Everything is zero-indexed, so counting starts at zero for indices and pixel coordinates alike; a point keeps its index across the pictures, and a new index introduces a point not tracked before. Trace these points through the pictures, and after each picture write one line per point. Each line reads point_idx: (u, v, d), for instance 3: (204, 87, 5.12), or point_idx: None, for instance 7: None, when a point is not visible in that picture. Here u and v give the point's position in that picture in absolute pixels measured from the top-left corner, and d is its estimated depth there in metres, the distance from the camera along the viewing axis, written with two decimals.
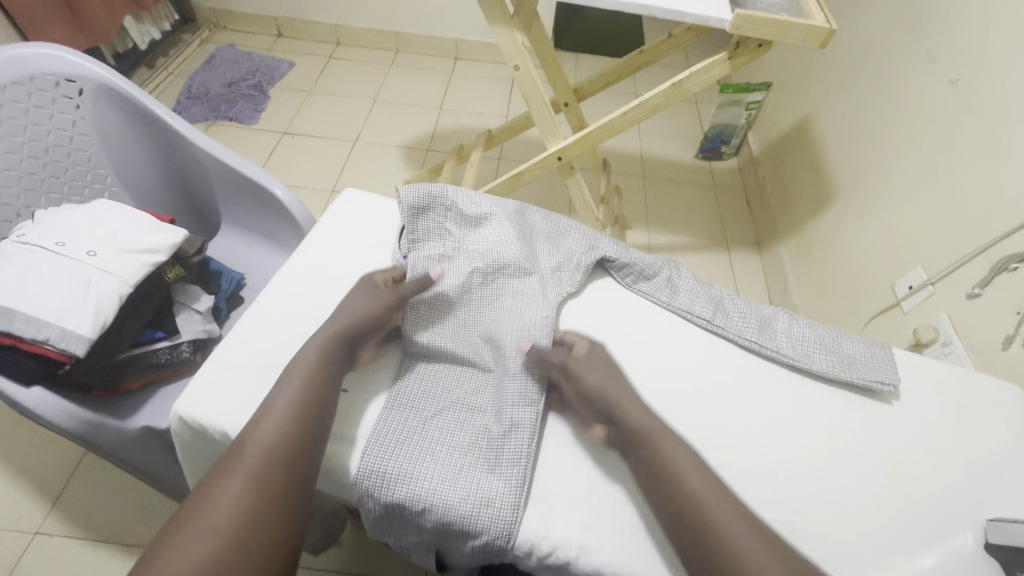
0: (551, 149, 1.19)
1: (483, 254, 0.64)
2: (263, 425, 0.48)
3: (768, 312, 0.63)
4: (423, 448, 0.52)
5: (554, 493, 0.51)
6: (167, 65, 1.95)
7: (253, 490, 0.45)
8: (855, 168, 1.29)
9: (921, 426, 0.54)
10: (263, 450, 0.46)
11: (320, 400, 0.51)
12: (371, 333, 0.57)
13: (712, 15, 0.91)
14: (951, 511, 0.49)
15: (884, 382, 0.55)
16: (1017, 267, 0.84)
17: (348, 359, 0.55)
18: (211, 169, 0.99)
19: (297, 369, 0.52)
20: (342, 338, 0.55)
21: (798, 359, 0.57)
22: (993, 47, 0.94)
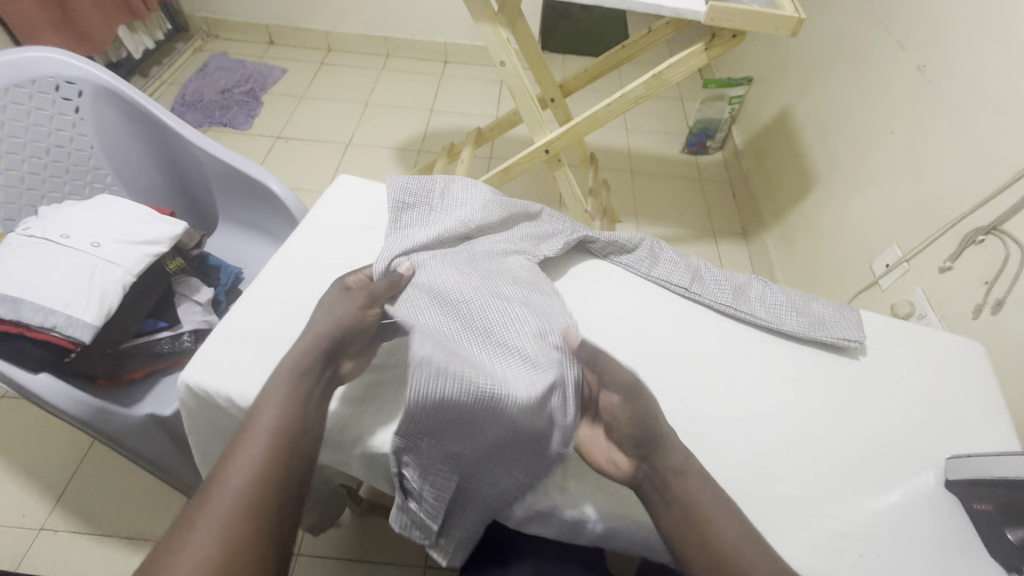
0: (538, 142, 1.23)
1: (452, 233, 0.64)
2: (249, 447, 0.45)
3: (744, 279, 0.66)
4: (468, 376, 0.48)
5: None
6: (161, 73, 1.98)
7: (230, 531, 0.40)
8: (833, 154, 1.33)
9: (887, 378, 0.58)
10: (243, 480, 0.43)
11: (303, 419, 0.49)
12: (356, 341, 0.56)
13: (686, 8, 0.95)
14: (914, 451, 0.52)
15: (851, 340, 0.59)
16: (983, 240, 0.88)
17: (325, 376, 0.53)
18: (208, 167, 1.02)
19: (273, 392, 0.49)
20: (318, 350, 0.53)
21: (771, 321, 0.61)
22: (956, 34, 0.99)
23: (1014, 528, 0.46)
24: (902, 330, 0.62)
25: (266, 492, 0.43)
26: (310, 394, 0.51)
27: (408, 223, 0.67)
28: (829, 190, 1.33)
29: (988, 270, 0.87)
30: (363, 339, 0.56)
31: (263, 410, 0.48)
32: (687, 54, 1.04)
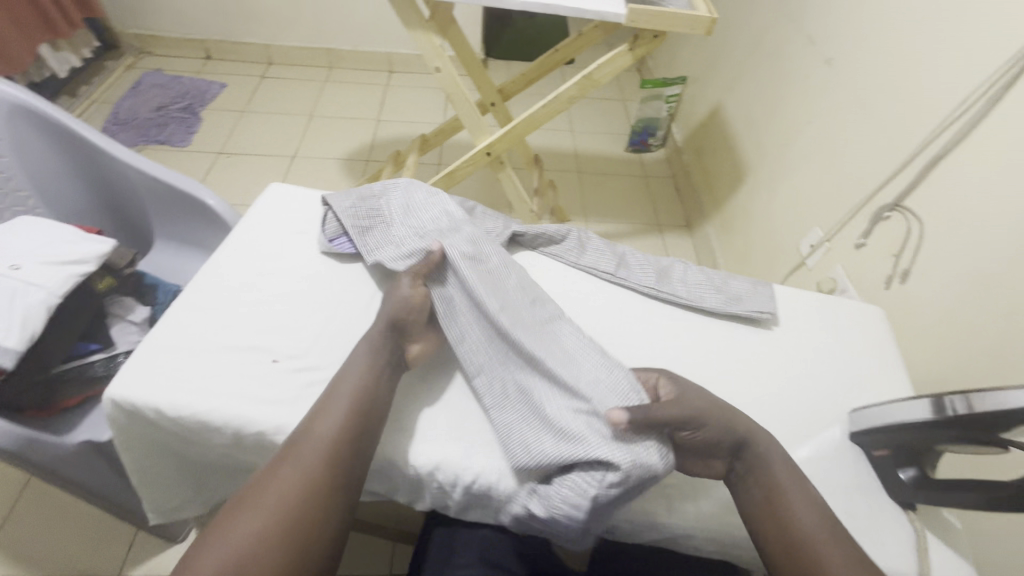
0: (479, 146, 1.25)
1: (469, 248, 0.62)
2: (331, 409, 0.50)
3: (666, 263, 0.71)
4: (519, 413, 0.55)
5: (475, 433, 0.56)
6: (90, 92, 1.91)
7: (308, 484, 0.46)
8: (760, 146, 1.41)
9: (793, 344, 0.64)
10: (324, 439, 0.48)
11: (379, 390, 0.53)
12: (417, 323, 0.59)
13: (608, 10, 0.98)
14: (822, 411, 0.59)
15: (764, 312, 0.65)
16: (889, 216, 0.95)
17: (397, 358, 0.56)
18: (139, 183, 0.99)
19: (353, 368, 0.53)
20: (386, 337, 0.56)
21: (691, 299, 0.66)
22: (855, 30, 1.07)
23: (905, 468, 0.52)
24: (808, 303, 0.69)
25: (339, 450, 0.48)
26: (383, 373, 0.54)
27: (354, 224, 0.67)
28: (758, 179, 1.41)
29: (894, 243, 0.94)
30: (422, 319, 0.59)
31: (345, 382, 0.52)
32: (614, 55, 1.08)
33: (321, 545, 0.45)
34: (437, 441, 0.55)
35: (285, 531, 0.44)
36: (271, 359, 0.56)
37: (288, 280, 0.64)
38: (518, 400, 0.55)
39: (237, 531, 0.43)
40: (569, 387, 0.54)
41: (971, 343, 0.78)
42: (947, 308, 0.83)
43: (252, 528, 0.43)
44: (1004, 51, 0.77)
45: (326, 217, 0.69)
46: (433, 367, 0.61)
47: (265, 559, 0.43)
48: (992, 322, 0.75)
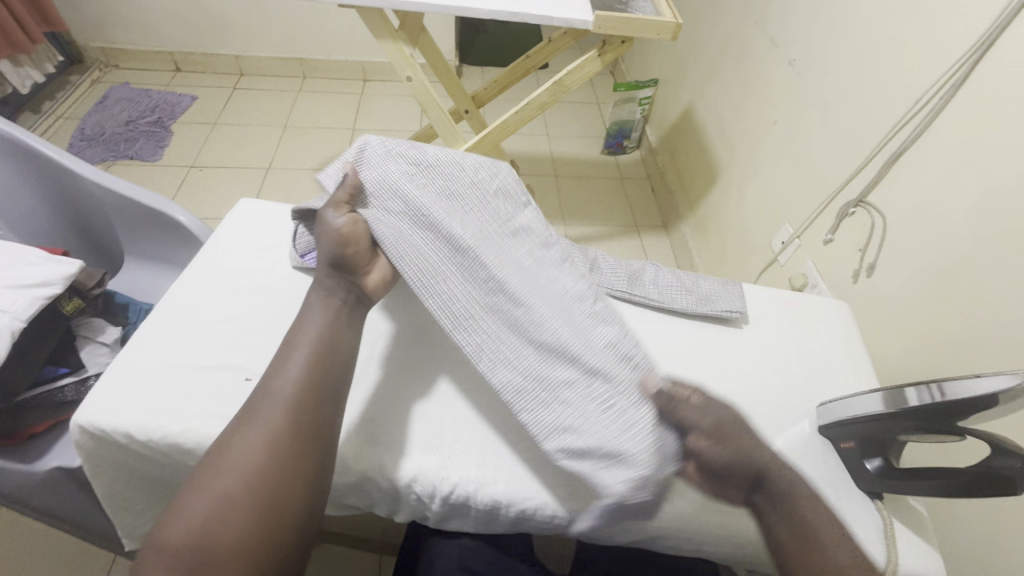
0: (454, 154, 1.25)
1: (414, 174, 0.63)
2: (291, 361, 0.52)
3: (638, 265, 0.72)
4: (503, 335, 0.57)
5: (453, 443, 0.56)
6: (55, 109, 1.86)
7: (278, 434, 0.47)
8: (730, 146, 1.44)
9: (763, 342, 0.66)
10: (286, 389, 0.49)
11: (338, 336, 0.55)
12: (359, 253, 0.59)
13: (575, 18, 1.00)
14: (792, 408, 0.60)
15: (733, 311, 0.67)
16: (854, 212, 0.98)
17: (353, 297, 0.58)
18: (105, 202, 0.97)
19: (310, 322, 0.55)
20: (334, 280, 0.58)
21: (663, 301, 0.67)
22: (815, 32, 1.11)
23: (871, 458, 0.53)
24: (775, 300, 0.71)
25: (305, 399, 0.49)
26: (343, 316, 0.56)
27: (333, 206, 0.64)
28: (730, 178, 1.44)
29: (860, 238, 0.97)
30: (363, 247, 0.60)
31: (303, 332, 0.54)
32: (582, 61, 1.10)
33: (294, 494, 0.46)
34: (414, 454, 0.54)
35: (256, 483, 0.44)
36: (243, 377, 0.55)
37: (259, 296, 0.63)
38: (500, 322, 0.57)
39: (209, 489, 0.44)
40: (549, 315, 0.58)
41: (936, 333, 0.80)
42: (911, 300, 0.85)
43: (223, 489, 0.44)
44: (955, 50, 0.80)
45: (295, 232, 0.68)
46: (409, 377, 0.60)
47: (238, 517, 0.43)
48: (953, 313, 0.78)
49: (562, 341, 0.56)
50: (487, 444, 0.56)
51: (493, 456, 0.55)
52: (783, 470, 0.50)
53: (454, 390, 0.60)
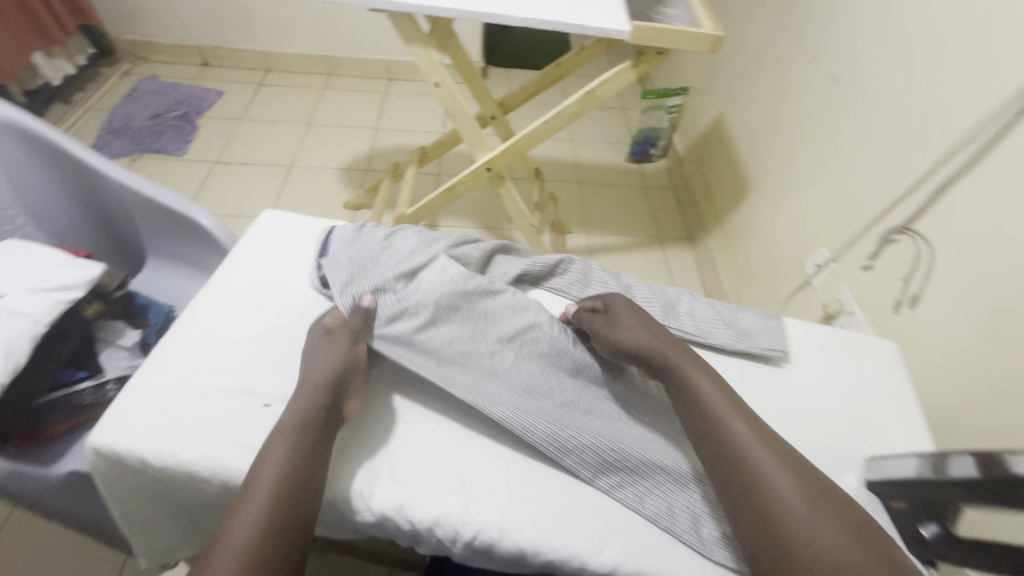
0: (479, 160, 1.23)
1: (404, 272, 0.64)
2: (263, 473, 0.47)
3: (674, 296, 0.72)
4: (553, 420, 0.57)
5: (475, 482, 0.54)
6: (85, 100, 1.88)
7: (262, 532, 0.44)
8: (763, 160, 1.40)
9: (808, 383, 0.64)
10: (265, 490, 0.46)
11: (314, 438, 0.50)
12: (350, 379, 0.56)
13: (611, 27, 0.96)
14: (837, 459, 0.58)
15: (774, 350, 0.65)
16: (899, 238, 0.93)
17: (333, 410, 0.53)
18: (129, 201, 0.96)
19: (276, 439, 0.49)
20: (320, 401, 0.52)
21: (701, 334, 0.66)
22: (862, 49, 1.06)
23: (926, 525, 0.50)
24: (819, 337, 0.69)
25: (289, 492, 0.46)
26: (318, 420, 0.51)
27: (352, 285, 0.62)
28: (760, 194, 1.40)
29: (904, 267, 0.92)
30: (358, 380, 0.57)
31: (270, 452, 0.48)
32: (617, 71, 1.06)
33: None
34: (431, 493, 0.52)
35: None
36: (262, 403, 0.54)
37: (278, 314, 0.62)
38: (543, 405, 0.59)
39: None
40: (592, 397, 0.62)
41: (987, 375, 0.76)
42: (960, 337, 0.81)
43: None
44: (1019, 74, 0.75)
45: (321, 257, 0.66)
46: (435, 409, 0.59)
47: None
48: (1007, 354, 0.74)
49: (614, 422, 0.60)
50: (513, 485, 0.54)
51: (523, 494, 0.54)
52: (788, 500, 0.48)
53: (484, 424, 0.58)
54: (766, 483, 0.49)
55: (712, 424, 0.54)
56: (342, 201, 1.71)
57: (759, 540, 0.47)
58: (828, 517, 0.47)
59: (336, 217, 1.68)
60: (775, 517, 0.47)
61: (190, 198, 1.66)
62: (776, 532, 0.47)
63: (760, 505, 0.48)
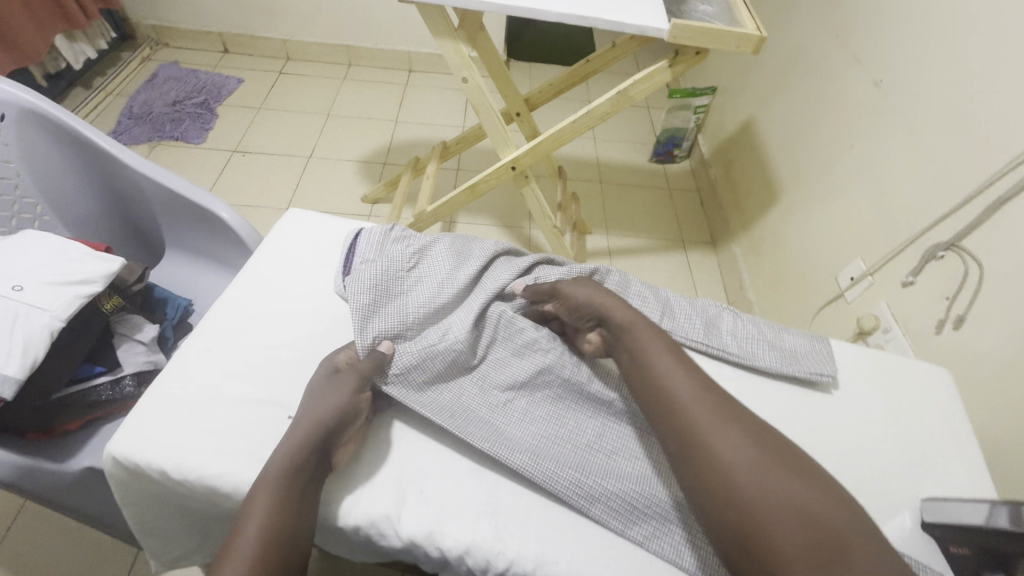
0: (504, 159, 1.20)
1: (423, 305, 0.63)
2: (248, 523, 0.45)
3: (714, 313, 0.71)
4: (576, 467, 0.55)
5: (508, 508, 0.53)
6: (106, 85, 1.87)
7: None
8: (796, 166, 1.35)
9: (860, 411, 0.62)
10: (253, 535, 0.44)
11: (306, 481, 0.48)
12: (350, 432, 0.53)
13: (649, 25, 0.93)
14: (893, 499, 0.56)
15: (824, 374, 0.63)
16: (944, 255, 0.89)
17: (324, 459, 0.50)
18: (150, 192, 0.94)
19: (262, 484, 0.47)
20: (310, 450, 0.49)
21: (744, 356, 0.65)
22: (908, 54, 1.01)
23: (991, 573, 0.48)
24: (868, 360, 0.67)
25: (278, 538, 0.44)
26: (311, 466, 0.49)
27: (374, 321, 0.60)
28: (792, 201, 1.35)
29: (948, 284, 0.88)
30: (356, 426, 0.54)
31: (256, 500, 0.46)
32: (652, 70, 1.02)
33: None
34: (462, 519, 0.51)
35: None
36: (287, 416, 0.54)
37: (304, 320, 0.62)
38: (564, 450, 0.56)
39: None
40: (600, 434, 0.59)
41: None
42: (1011, 363, 0.77)
43: None
44: None
45: (347, 267, 0.67)
46: None
47: None
48: None
49: (627, 463, 0.57)
50: (546, 515, 0.53)
51: (556, 528, 0.52)
52: (751, 498, 0.47)
53: None
54: (717, 451, 0.50)
55: (656, 378, 0.57)
56: (361, 194, 1.69)
57: (714, 515, 0.48)
58: (768, 459, 0.50)
59: (354, 210, 1.66)
60: (716, 465, 0.50)
61: (208, 187, 1.64)
62: (716, 479, 0.49)
63: (697, 447, 0.51)
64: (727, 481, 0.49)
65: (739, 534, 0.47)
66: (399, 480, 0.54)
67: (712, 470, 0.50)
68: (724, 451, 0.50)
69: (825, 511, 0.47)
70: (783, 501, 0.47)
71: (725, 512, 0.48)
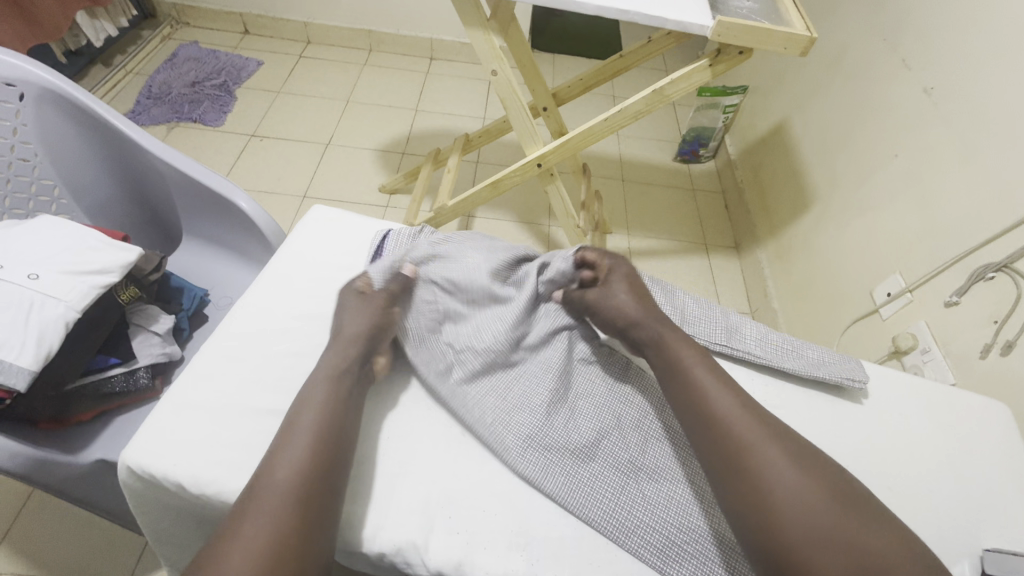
0: (530, 156, 1.16)
1: (456, 309, 0.64)
2: (301, 418, 0.50)
3: (735, 318, 0.70)
4: (612, 495, 0.54)
5: (546, 539, 0.52)
6: (126, 63, 1.85)
7: (298, 472, 0.46)
8: (832, 172, 1.30)
9: (913, 449, 0.61)
10: (300, 437, 0.49)
11: (347, 385, 0.54)
12: (383, 337, 0.60)
13: (692, 22, 0.88)
14: (948, 545, 0.54)
15: (857, 381, 0.64)
16: (994, 276, 0.84)
17: (363, 371, 0.57)
18: (169, 178, 0.92)
19: (315, 381, 0.53)
20: (354, 351, 0.57)
21: (772, 360, 0.65)
22: (962, 61, 0.95)
23: None
24: (922, 395, 0.66)
25: (322, 441, 0.49)
26: (350, 374, 0.55)
27: (410, 265, 0.64)
28: (826, 211, 1.30)
29: (998, 308, 0.83)
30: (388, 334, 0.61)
31: (308, 400, 0.52)
32: (690, 69, 0.98)
33: (303, 548, 0.43)
34: (494, 549, 0.51)
35: (271, 536, 0.42)
36: None
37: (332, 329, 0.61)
38: (600, 475, 0.55)
39: (228, 554, 0.41)
40: (636, 455, 0.57)
41: None
42: None
43: (238, 553, 0.41)
44: None
45: (380, 249, 0.69)
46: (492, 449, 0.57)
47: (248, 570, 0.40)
48: None
49: (663, 489, 0.55)
50: (586, 547, 0.52)
51: (593, 563, 0.51)
52: (792, 527, 0.44)
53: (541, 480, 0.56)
54: (764, 474, 0.47)
55: (696, 392, 0.54)
56: (379, 185, 1.66)
57: (754, 537, 0.46)
58: (812, 482, 0.47)
59: (371, 200, 1.63)
60: (761, 488, 0.47)
61: (225, 172, 1.62)
62: (757, 500, 0.47)
63: (742, 466, 0.48)
64: (766, 499, 0.46)
65: (770, 550, 0.45)
66: (425, 504, 0.53)
67: (750, 487, 0.47)
68: (771, 477, 0.47)
69: (871, 543, 0.44)
70: (828, 531, 0.44)
71: (760, 535, 0.45)
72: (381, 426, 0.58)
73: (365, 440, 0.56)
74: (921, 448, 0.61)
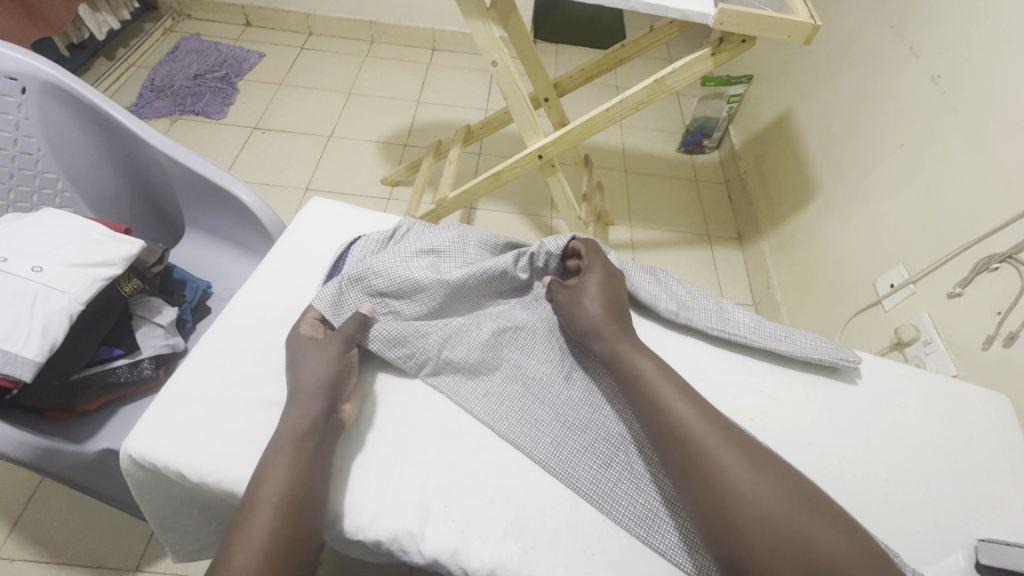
0: (531, 147, 1.15)
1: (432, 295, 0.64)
2: (275, 464, 0.48)
3: (725, 303, 0.71)
4: (594, 467, 0.56)
5: (542, 528, 0.52)
6: (128, 56, 1.85)
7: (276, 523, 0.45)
8: (836, 163, 1.28)
9: (910, 439, 0.61)
10: (275, 485, 0.47)
11: (317, 429, 0.52)
12: (343, 384, 0.56)
13: (695, 11, 0.87)
14: (945, 535, 0.54)
15: (851, 361, 0.64)
16: (998, 267, 0.83)
17: (331, 409, 0.54)
18: (170, 170, 0.92)
19: (284, 427, 0.51)
20: (315, 400, 0.53)
21: (773, 345, 0.66)
22: (970, 49, 0.94)
23: None
24: (920, 385, 0.66)
25: (297, 488, 0.47)
26: (319, 416, 0.52)
27: (372, 278, 0.62)
28: (830, 202, 1.29)
29: (1002, 299, 0.82)
30: (348, 377, 0.57)
31: (281, 443, 0.50)
32: (692, 59, 0.97)
33: None
34: (490, 539, 0.51)
35: None
36: None
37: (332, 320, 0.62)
38: (585, 445, 0.57)
39: None
40: (614, 426, 0.59)
41: None
42: None
43: None
44: None
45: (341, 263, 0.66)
46: (489, 440, 0.58)
47: None
48: None
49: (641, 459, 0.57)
50: (575, 539, 0.52)
51: (587, 552, 0.51)
52: (749, 528, 0.44)
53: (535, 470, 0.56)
54: (720, 475, 0.47)
55: (652, 398, 0.54)
56: (381, 177, 1.66)
57: (712, 533, 0.46)
58: (768, 481, 0.47)
59: (373, 192, 1.62)
60: (718, 490, 0.47)
61: (228, 164, 1.63)
62: (715, 501, 0.47)
63: (696, 467, 0.49)
64: (729, 509, 0.46)
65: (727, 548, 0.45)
66: (421, 494, 0.53)
67: (707, 489, 0.47)
68: (730, 474, 0.47)
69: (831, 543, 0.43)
70: (780, 529, 0.44)
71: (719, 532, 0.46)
72: (379, 417, 0.59)
73: (365, 429, 0.57)
74: (918, 438, 0.61)
